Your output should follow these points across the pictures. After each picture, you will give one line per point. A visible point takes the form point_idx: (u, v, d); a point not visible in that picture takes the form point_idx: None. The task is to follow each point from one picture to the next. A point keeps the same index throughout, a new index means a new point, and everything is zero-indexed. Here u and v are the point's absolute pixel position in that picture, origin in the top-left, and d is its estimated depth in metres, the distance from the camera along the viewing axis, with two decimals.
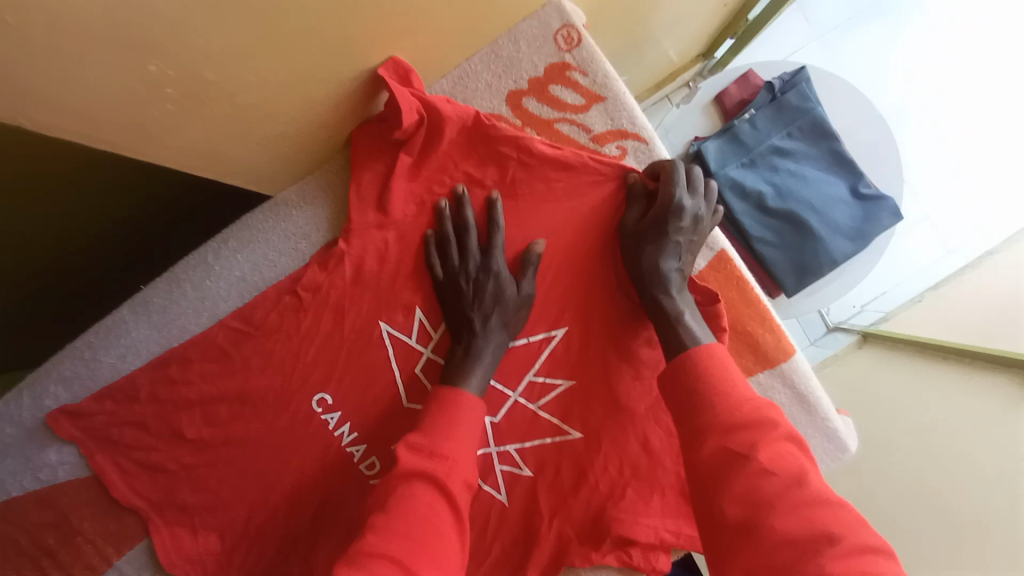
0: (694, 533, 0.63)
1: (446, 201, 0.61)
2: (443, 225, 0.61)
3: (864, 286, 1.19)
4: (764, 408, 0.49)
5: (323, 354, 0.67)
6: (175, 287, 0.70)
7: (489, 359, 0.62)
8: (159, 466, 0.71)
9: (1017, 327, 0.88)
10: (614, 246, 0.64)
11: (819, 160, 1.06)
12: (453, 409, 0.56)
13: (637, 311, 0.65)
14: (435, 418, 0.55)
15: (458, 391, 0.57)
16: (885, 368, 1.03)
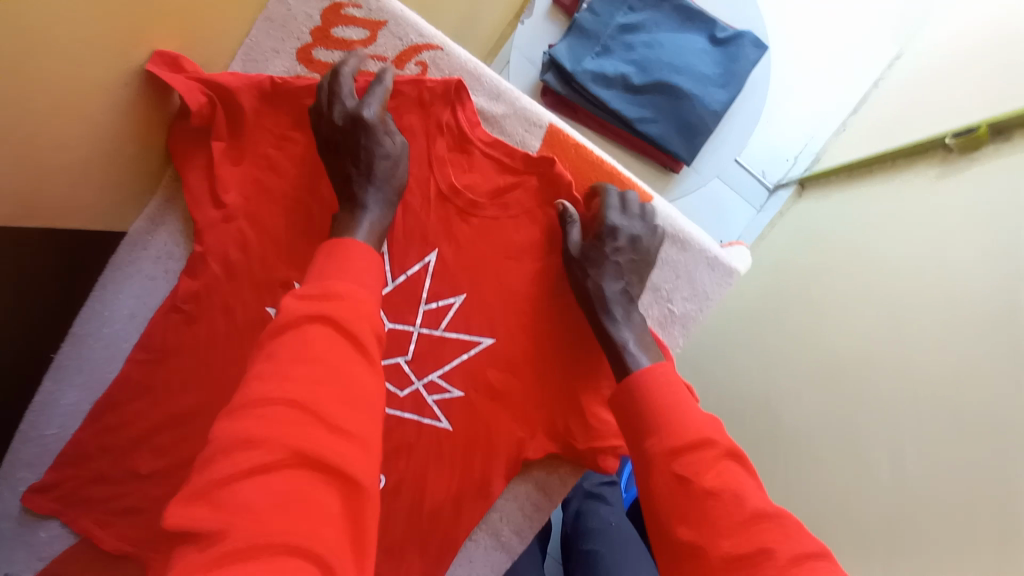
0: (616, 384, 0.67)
1: (366, 82, 0.62)
2: (360, 101, 0.61)
3: (788, 138, 1.24)
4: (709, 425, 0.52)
5: (231, 354, 0.70)
6: (79, 345, 0.73)
7: (377, 215, 0.56)
8: (134, 508, 0.74)
9: (910, 118, 0.96)
10: (444, 154, 0.66)
11: (669, 21, 1.03)
12: (360, 259, 0.48)
13: (493, 206, 0.66)
14: (322, 264, 0.48)
15: (340, 238, 0.50)
16: (823, 203, 1.08)
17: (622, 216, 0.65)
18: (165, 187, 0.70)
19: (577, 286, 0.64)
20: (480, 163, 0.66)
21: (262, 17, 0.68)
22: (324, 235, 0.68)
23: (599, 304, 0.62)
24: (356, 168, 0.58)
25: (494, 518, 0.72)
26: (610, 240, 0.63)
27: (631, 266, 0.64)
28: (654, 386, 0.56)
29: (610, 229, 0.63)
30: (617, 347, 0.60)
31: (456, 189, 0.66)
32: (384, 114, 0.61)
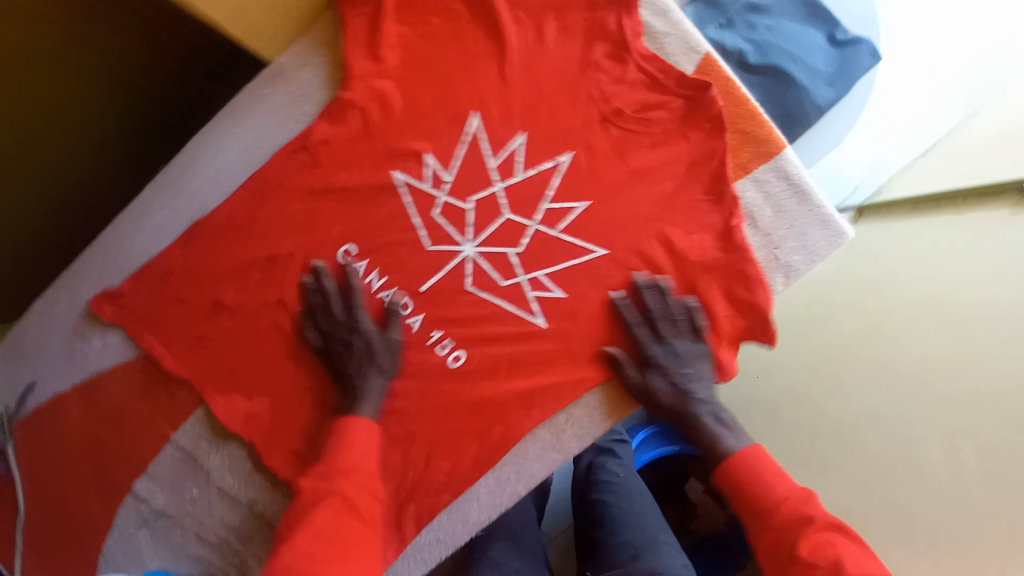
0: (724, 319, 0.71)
1: (308, 277, 0.73)
2: (307, 298, 0.73)
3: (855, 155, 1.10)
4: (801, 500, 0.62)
5: (343, 208, 0.73)
6: (191, 163, 0.75)
7: (373, 399, 0.71)
8: (203, 336, 0.75)
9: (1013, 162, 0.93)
10: (601, 61, 0.68)
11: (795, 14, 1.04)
12: (361, 429, 0.68)
13: (632, 121, 0.69)
14: (333, 440, 0.68)
15: (352, 417, 0.69)
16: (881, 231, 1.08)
17: (674, 328, 0.70)
18: (318, 32, 0.71)
19: (652, 404, 0.71)
20: (631, 76, 0.68)
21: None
22: (463, 114, 0.70)
23: (676, 413, 0.70)
24: (354, 366, 0.72)
25: (560, 420, 0.76)
26: (668, 371, 0.70)
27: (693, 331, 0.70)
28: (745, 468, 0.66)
29: (655, 361, 0.70)
30: (693, 420, 0.70)
31: (603, 98, 0.69)
32: (389, 325, 0.73)
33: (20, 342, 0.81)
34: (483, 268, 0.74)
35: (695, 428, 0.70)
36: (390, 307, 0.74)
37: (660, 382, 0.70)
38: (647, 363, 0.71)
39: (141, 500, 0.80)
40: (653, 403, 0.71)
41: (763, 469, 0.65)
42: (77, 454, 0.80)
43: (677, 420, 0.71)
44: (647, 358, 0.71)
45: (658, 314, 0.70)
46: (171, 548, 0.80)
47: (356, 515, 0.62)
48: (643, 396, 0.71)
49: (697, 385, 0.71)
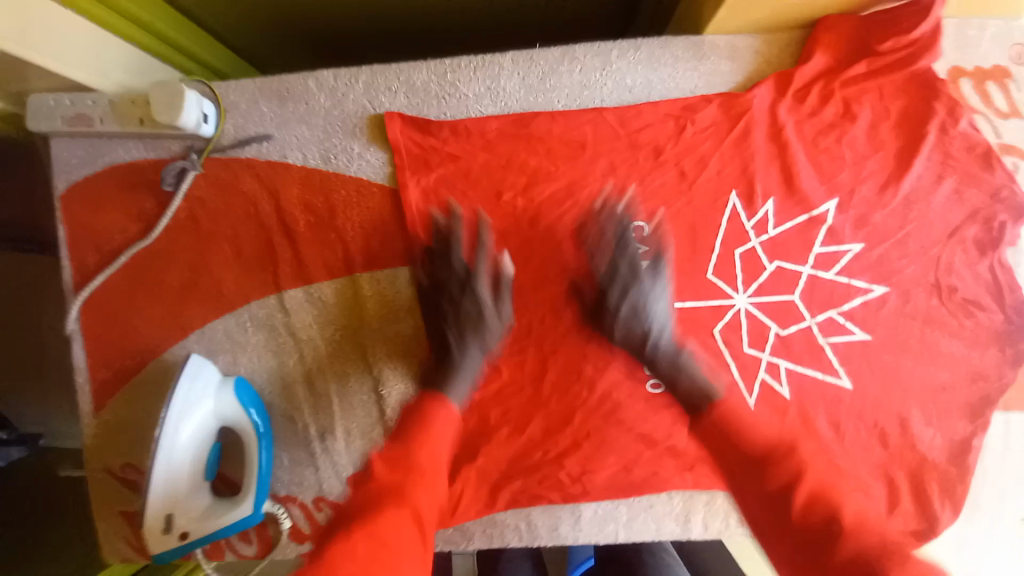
0: (907, 511, 0.70)
1: (440, 211, 0.71)
2: (437, 238, 0.71)
3: None
4: None
5: (663, 191, 0.72)
6: (566, 62, 0.72)
7: (467, 372, 0.69)
8: (458, 211, 0.73)
9: None
10: (965, 241, 0.69)
11: None
12: (441, 430, 0.60)
13: (954, 306, 0.70)
14: (411, 426, 0.60)
15: (442, 404, 0.63)
16: None
17: (636, 309, 0.68)
18: (767, 42, 0.70)
19: (654, 364, 0.68)
20: (981, 272, 0.69)
21: (972, 19, 0.69)
22: (826, 195, 0.70)
23: (641, 353, 0.69)
24: (453, 327, 0.70)
25: (699, 500, 0.75)
26: (608, 311, 0.70)
27: (636, 347, 0.69)
28: (720, 416, 0.62)
29: (615, 319, 0.69)
30: (674, 371, 0.66)
31: (945, 269, 0.69)
32: (501, 262, 0.72)
33: (275, 84, 0.71)
34: (738, 324, 0.72)
35: (680, 377, 0.66)
36: (496, 275, 0.72)
37: (631, 328, 0.69)
38: (634, 336, 0.68)
39: (281, 309, 0.73)
40: (687, 399, 0.66)
41: None
42: (255, 227, 0.72)
43: (677, 381, 0.66)
44: (618, 336, 0.70)
45: (642, 289, 0.69)
46: (271, 369, 0.73)
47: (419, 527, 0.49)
48: (637, 348, 0.69)
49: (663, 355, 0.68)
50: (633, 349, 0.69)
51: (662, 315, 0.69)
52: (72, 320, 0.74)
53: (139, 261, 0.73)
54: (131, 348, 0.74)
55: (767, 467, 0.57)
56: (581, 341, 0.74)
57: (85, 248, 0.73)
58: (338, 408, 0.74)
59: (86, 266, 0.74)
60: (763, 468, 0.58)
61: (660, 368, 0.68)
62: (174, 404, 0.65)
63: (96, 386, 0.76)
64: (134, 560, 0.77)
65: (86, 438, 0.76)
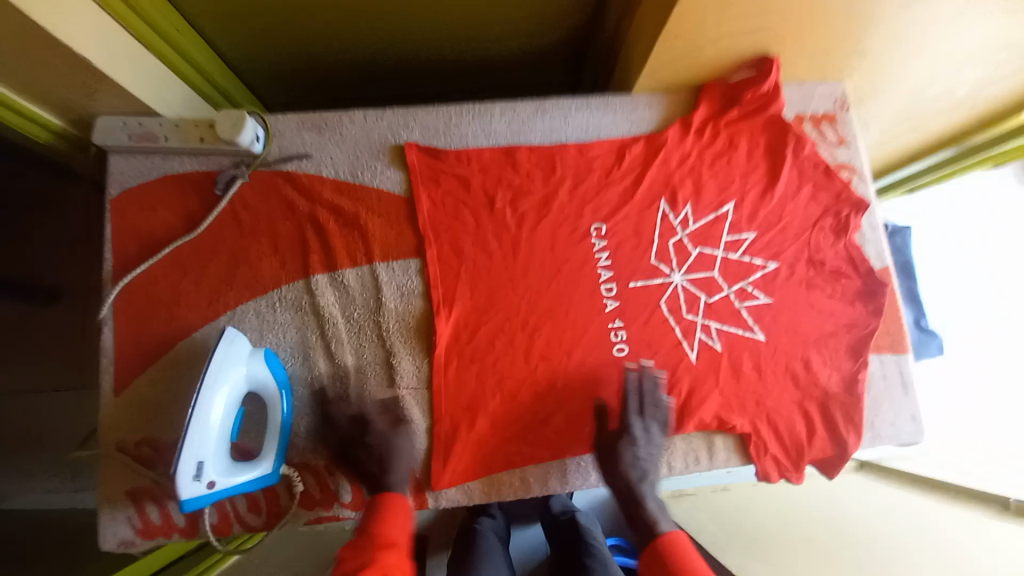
0: (822, 436, 0.89)
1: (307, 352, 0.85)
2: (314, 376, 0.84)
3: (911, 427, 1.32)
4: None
5: (613, 198, 0.95)
6: (539, 110, 0.97)
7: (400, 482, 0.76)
8: (459, 216, 0.92)
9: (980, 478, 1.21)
10: (825, 228, 0.98)
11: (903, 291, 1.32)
12: (398, 511, 0.72)
13: (827, 274, 0.96)
14: (373, 517, 0.71)
15: (390, 497, 0.73)
16: (876, 486, 1.32)
17: (648, 457, 0.80)
18: (674, 97, 1.00)
19: (631, 507, 0.77)
20: (839, 249, 0.97)
21: (806, 86, 1.07)
22: (725, 200, 0.96)
23: (626, 491, 0.77)
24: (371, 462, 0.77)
25: (663, 444, 0.88)
26: (632, 447, 0.80)
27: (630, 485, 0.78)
28: (665, 548, 0.71)
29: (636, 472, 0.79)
30: (636, 501, 0.77)
31: (816, 249, 0.97)
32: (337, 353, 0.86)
33: (314, 118, 0.92)
34: (677, 296, 0.92)
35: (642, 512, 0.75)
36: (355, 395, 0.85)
37: (632, 459, 0.79)
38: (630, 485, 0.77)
39: (307, 292, 0.87)
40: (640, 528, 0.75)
41: (685, 553, 0.70)
42: (289, 224, 0.88)
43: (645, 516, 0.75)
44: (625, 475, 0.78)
45: (640, 447, 0.80)
46: (296, 342, 0.86)
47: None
48: (630, 499, 0.77)
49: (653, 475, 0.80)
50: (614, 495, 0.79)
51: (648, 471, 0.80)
52: (107, 305, 0.83)
53: (181, 255, 0.85)
54: (160, 330, 0.83)
55: None
56: (558, 316, 0.90)
57: (130, 241, 0.86)
58: (352, 376, 0.85)
59: (129, 257, 0.85)
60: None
61: (636, 517, 0.76)
62: (211, 373, 0.72)
63: (118, 367, 0.82)
64: (133, 542, 0.79)
65: (103, 416, 0.80)
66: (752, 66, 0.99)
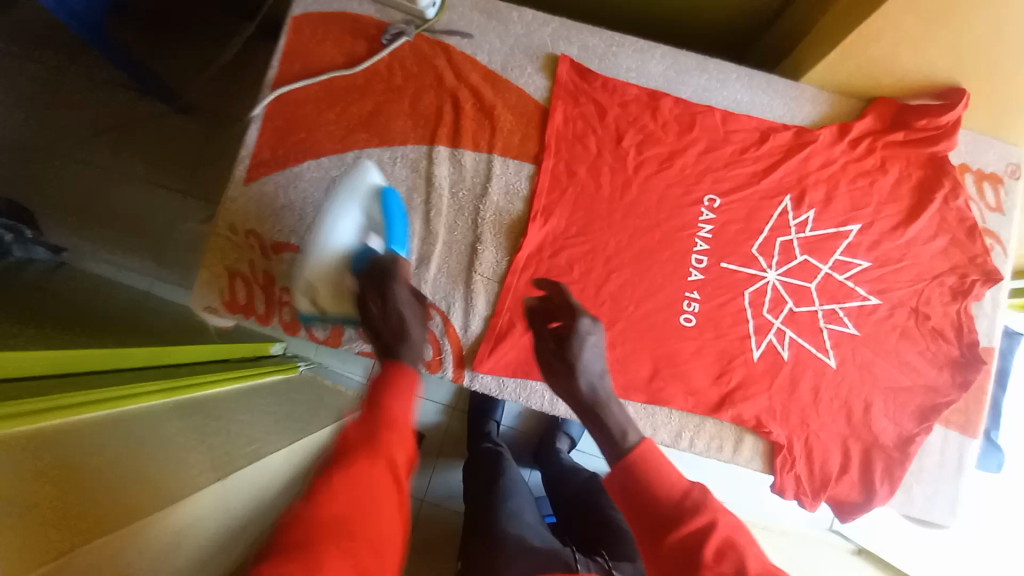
0: (852, 477, 0.87)
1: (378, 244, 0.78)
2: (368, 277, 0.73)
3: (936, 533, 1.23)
4: (693, 492, 0.60)
5: (738, 178, 0.92)
6: (698, 67, 0.95)
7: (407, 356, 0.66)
8: (584, 141, 0.93)
9: None
10: (944, 286, 0.92)
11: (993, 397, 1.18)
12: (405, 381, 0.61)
13: (926, 330, 0.91)
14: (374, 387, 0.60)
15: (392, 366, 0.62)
16: None
17: (584, 364, 0.70)
18: (841, 101, 0.95)
19: (600, 436, 0.67)
20: (950, 311, 0.92)
21: (986, 134, 0.96)
22: (849, 219, 0.92)
23: (591, 412, 0.68)
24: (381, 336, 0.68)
25: (693, 422, 0.89)
26: (565, 345, 0.71)
27: (586, 407, 0.69)
28: (637, 463, 0.62)
29: (576, 382, 0.70)
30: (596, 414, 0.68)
31: (925, 302, 0.91)
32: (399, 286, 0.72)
33: (486, 4, 0.95)
34: (763, 292, 0.91)
35: (607, 429, 0.67)
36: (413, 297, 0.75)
37: (585, 378, 0.70)
38: (587, 401, 0.69)
39: (426, 159, 0.92)
40: (607, 436, 0.66)
41: (657, 461, 0.63)
42: (432, 93, 0.93)
43: (601, 432, 0.67)
44: (584, 396, 0.69)
45: (584, 355, 0.71)
46: (402, 199, 0.92)
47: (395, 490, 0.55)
48: (592, 418, 0.68)
49: (612, 403, 0.70)
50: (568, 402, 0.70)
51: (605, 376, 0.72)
52: (261, 106, 0.92)
53: (333, 87, 0.93)
54: (295, 146, 0.92)
55: (668, 517, 0.58)
56: (642, 266, 0.91)
57: (294, 59, 0.93)
58: (439, 247, 0.91)
59: (289, 73, 0.93)
60: (669, 517, 0.58)
61: (603, 432, 0.66)
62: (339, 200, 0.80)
63: (253, 163, 0.92)
64: (217, 311, 0.89)
65: (226, 199, 0.90)
66: (937, 94, 0.91)
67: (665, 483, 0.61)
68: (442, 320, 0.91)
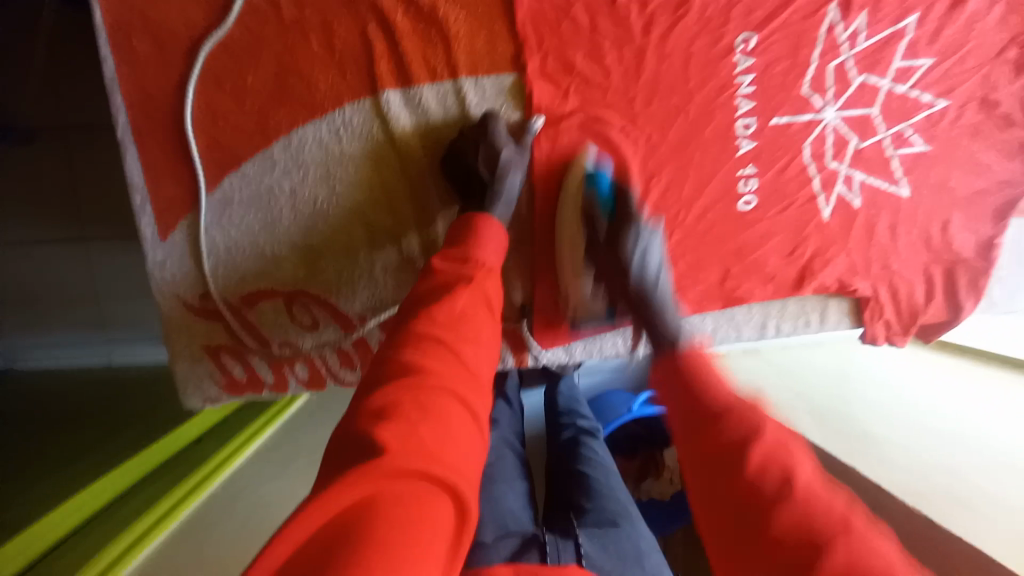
0: (938, 303, 0.84)
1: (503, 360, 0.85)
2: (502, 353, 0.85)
3: None
4: (746, 399, 0.49)
5: (773, 1, 0.71)
6: None
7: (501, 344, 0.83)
8: (568, 15, 0.68)
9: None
10: (1010, 59, 0.79)
11: None
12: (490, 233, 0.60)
13: (997, 119, 0.80)
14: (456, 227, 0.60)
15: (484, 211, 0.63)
16: None
17: (638, 250, 0.69)
18: None
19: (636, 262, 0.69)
20: (1021, 88, 0.79)
21: None
22: (908, 10, 0.73)
23: (631, 262, 0.69)
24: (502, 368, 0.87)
25: (773, 308, 0.82)
26: (595, 226, 0.73)
27: (635, 294, 0.68)
28: (686, 361, 0.56)
29: (625, 252, 0.69)
30: (655, 311, 0.66)
31: (993, 85, 0.79)
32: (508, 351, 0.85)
33: None
34: (824, 138, 0.76)
35: (658, 322, 0.64)
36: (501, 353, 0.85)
37: (631, 244, 0.69)
38: (624, 255, 0.69)
39: (379, 118, 0.68)
40: (659, 333, 0.63)
41: (702, 367, 0.55)
42: (345, 15, 0.64)
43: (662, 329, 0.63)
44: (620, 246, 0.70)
45: (641, 250, 0.69)
46: (371, 182, 0.69)
47: (490, 316, 0.52)
48: (643, 313, 0.67)
49: (663, 278, 0.70)
50: (624, 294, 0.71)
51: (663, 265, 0.70)
52: (125, 123, 0.65)
53: (209, 59, 0.64)
54: (200, 161, 0.66)
55: (714, 407, 0.49)
56: (680, 159, 0.75)
57: (133, 32, 0.62)
58: (442, 224, 0.72)
59: (136, 59, 0.63)
60: (709, 420, 0.48)
61: (651, 321, 0.65)
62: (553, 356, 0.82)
63: (160, 208, 0.67)
64: (221, 398, 0.75)
65: (154, 269, 0.68)
66: None
67: (731, 405, 0.48)
68: None
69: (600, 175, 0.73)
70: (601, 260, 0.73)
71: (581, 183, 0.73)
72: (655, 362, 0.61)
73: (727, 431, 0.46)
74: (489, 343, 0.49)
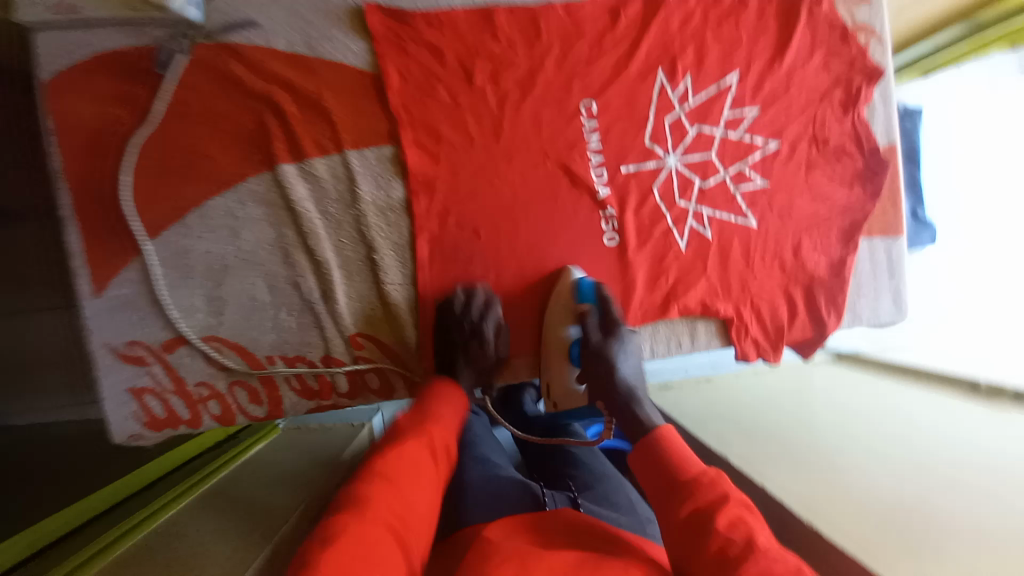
0: (802, 319, 0.91)
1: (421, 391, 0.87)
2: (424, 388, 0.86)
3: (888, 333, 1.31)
4: (713, 478, 0.64)
5: (607, 73, 0.84)
6: None
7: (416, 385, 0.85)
8: (435, 94, 0.82)
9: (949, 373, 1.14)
10: (834, 101, 0.90)
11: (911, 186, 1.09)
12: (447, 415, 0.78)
13: (829, 153, 0.91)
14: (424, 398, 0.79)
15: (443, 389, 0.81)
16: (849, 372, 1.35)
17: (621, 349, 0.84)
18: None
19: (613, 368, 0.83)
20: (846, 125, 0.90)
21: None
22: (729, 70, 0.86)
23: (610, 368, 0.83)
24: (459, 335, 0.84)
25: (645, 330, 0.91)
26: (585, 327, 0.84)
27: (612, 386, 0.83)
28: (661, 440, 0.71)
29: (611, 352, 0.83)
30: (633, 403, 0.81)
31: (820, 125, 0.90)
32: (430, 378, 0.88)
33: None
34: (670, 180, 0.87)
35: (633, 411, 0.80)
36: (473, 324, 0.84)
37: (614, 344, 0.84)
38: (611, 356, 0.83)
39: (278, 188, 0.81)
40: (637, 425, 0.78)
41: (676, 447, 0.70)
42: (248, 109, 0.79)
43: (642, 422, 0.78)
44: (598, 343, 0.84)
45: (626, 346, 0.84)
46: (273, 241, 0.82)
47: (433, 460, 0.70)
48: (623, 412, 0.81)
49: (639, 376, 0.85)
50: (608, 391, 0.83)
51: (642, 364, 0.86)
52: (65, 203, 0.77)
53: (136, 150, 0.78)
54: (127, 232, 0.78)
55: (684, 486, 0.64)
56: (544, 206, 0.86)
57: (76, 132, 0.77)
58: (336, 274, 0.83)
59: (77, 151, 0.77)
60: (682, 494, 0.64)
61: (625, 409, 0.81)
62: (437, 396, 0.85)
63: (93, 270, 0.79)
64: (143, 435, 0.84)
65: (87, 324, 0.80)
66: None
67: (702, 480, 0.64)
68: (374, 343, 0.87)
69: (586, 286, 0.85)
70: (594, 361, 0.84)
71: (569, 295, 0.86)
72: (637, 447, 0.74)
73: (690, 504, 0.62)
74: (428, 484, 0.67)
